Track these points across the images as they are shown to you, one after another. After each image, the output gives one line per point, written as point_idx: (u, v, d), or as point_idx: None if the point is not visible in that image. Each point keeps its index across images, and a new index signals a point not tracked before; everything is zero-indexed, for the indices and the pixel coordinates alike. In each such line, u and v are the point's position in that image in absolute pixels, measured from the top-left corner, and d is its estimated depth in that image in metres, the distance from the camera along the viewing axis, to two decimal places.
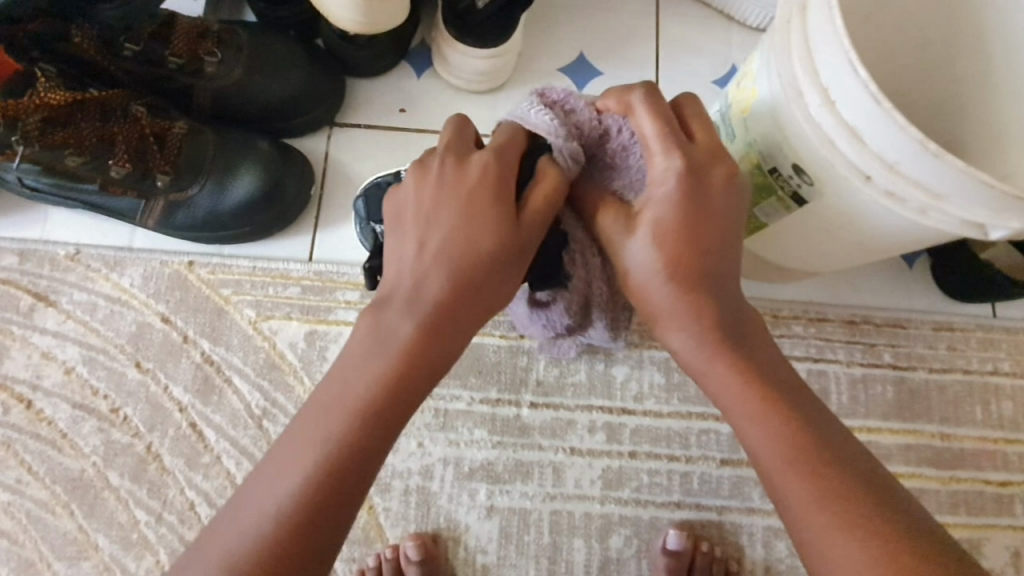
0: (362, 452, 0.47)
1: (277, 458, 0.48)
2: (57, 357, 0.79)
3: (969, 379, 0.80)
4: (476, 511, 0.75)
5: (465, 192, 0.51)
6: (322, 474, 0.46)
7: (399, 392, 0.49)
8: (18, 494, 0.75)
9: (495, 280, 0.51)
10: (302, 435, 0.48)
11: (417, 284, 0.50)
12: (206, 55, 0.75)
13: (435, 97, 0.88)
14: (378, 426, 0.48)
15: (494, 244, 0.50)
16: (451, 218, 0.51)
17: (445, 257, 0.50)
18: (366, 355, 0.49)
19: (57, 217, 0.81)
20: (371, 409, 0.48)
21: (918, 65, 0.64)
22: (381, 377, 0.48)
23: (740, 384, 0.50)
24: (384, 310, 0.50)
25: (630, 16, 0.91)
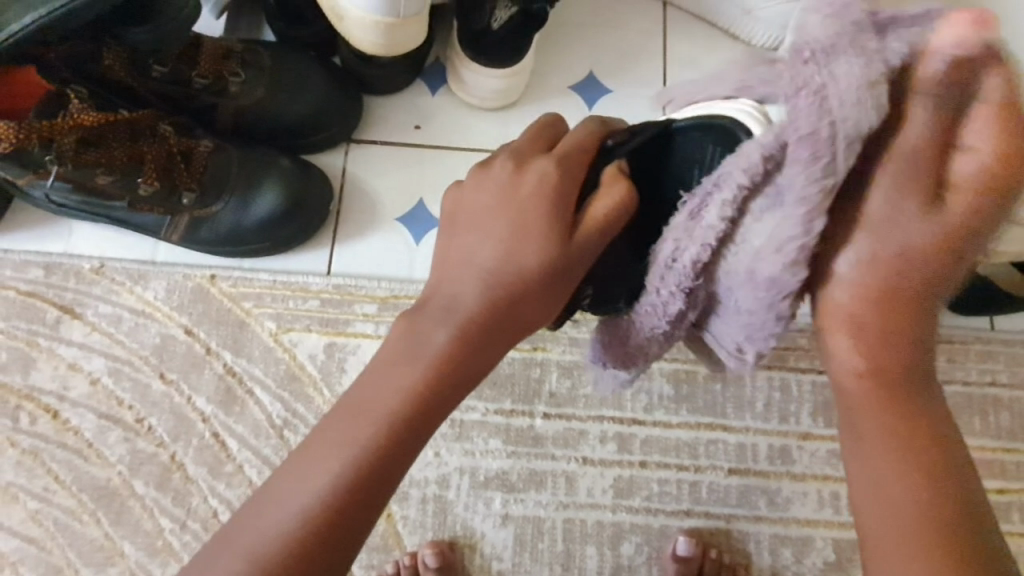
0: (384, 471, 0.43)
1: (300, 461, 0.44)
2: (83, 368, 0.81)
3: (968, 390, 0.83)
4: (491, 519, 0.78)
5: (518, 199, 0.48)
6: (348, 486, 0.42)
7: (429, 408, 0.45)
8: (47, 501, 0.77)
9: (538, 294, 0.47)
10: (328, 440, 0.44)
11: (455, 294, 0.47)
12: (230, 75, 0.78)
13: (448, 114, 0.90)
14: (407, 440, 0.44)
15: (539, 254, 0.46)
16: (497, 226, 0.48)
17: (485, 265, 0.47)
18: (396, 363, 0.45)
19: (81, 231, 0.84)
20: (401, 422, 0.44)
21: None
22: (415, 387, 0.44)
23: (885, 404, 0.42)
24: (422, 314, 0.47)
25: (638, 35, 0.93)
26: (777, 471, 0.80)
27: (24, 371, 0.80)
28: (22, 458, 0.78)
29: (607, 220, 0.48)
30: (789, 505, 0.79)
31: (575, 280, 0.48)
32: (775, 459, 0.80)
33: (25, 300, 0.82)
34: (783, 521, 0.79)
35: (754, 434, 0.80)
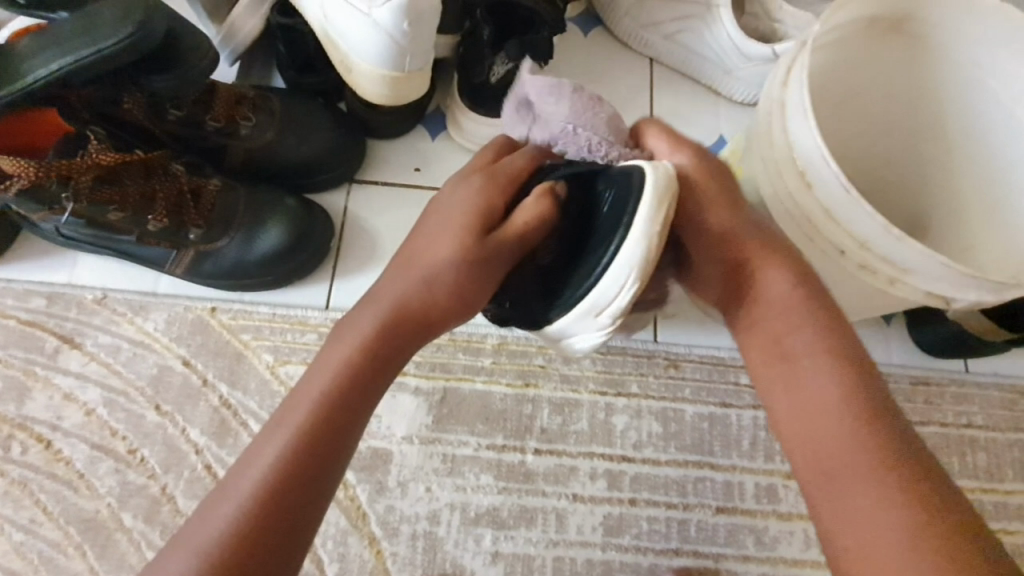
0: (336, 433, 0.53)
1: (262, 436, 0.53)
2: (78, 399, 0.81)
3: (945, 431, 0.86)
4: (481, 557, 0.77)
5: (444, 216, 0.61)
6: (299, 447, 0.51)
7: (367, 380, 0.55)
8: (31, 533, 0.76)
9: (457, 289, 0.58)
10: (287, 410, 0.53)
11: (386, 291, 0.59)
12: (242, 119, 0.82)
13: (447, 158, 0.95)
14: (350, 403, 0.54)
15: (460, 255, 0.58)
16: (428, 238, 0.61)
17: (409, 269, 0.59)
18: (340, 344, 0.56)
19: (86, 263, 0.86)
20: (343, 392, 0.54)
21: (866, 136, 0.77)
22: (352, 362, 0.55)
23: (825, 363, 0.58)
24: (363, 309, 0.59)
25: (627, 89, 1.00)
26: (764, 510, 0.81)
27: (18, 401, 0.81)
28: (9, 488, 0.78)
29: (524, 231, 0.59)
30: (776, 543, 0.80)
31: (491, 274, 0.59)
32: (761, 497, 0.81)
33: (25, 329, 0.83)
34: (771, 561, 0.79)
35: (740, 472, 0.82)
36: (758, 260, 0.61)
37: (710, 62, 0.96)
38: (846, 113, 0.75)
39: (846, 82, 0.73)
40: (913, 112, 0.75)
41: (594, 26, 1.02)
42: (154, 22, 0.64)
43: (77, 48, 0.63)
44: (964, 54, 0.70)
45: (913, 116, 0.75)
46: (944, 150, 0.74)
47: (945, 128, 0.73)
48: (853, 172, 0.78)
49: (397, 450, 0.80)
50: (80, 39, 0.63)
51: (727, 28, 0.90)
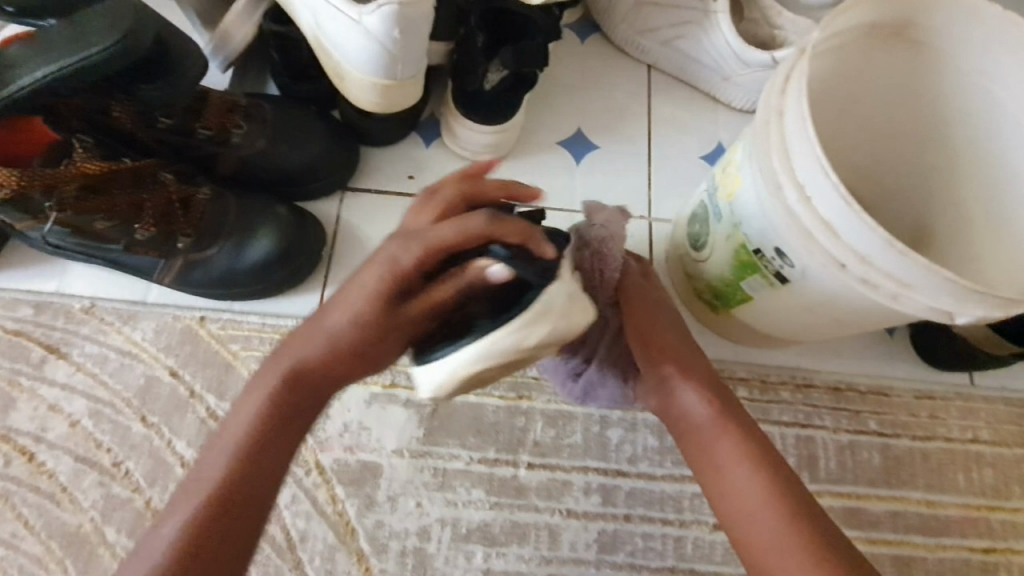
0: (252, 487, 0.55)
1: (192, 476, 0.56)
2: (64, 409, 0.80)
3: (950, 446, 0.83)
4: (472, 574, 0.76)
5: (371, 260, 0.57)
6: (214, 499, 0.54)
7: (286, 429, 0.57)
8: (12, 548, 0.75)
9: (374, 349, 0.57)
10: (211, 458, 0.56)
11: (307, 339, 0.58)
12: (233, 128, 0.81)
13: (441, 166, 0.94)
14: (265, 456, 0.56)
15: (368, 318, 0.55)
16: (353, 284, 0.57)
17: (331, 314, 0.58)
18: (262, 389, 0.57)
19: (74, 271, 0.85)
20: (257, 445, 0.56)
21: (866, 145, 0.77)
22: (268, 414, 0.57)
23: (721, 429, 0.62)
24: (287, 352, 0.59)
25: (625, 97, 0.98)
26: None
27: (3, 412, 0.79)
28: None
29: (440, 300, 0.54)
30: None
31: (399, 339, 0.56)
32: None
33: (12, 339, 0.82)
34: None
35: None
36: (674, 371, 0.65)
37: (708, 69, 0.95)
38: (847, 121, 0.74)
39: (846, 90, 0.71)
40: (915, 121, 0.73)
41: (592, 33, 1.01)
42: (142, 30, 0.63)
43: (63, 56, 0.62)
44: (965, 64, 0.68)
45: (915, 127, 0.74)
46: (950, 160, 0.73)
47: (947, 137, 0.72)
48: (854, 181, 0.79)
49: (387, 464, 0.79)
50: (67, 47, 0.62)
51: (724, 35, 0.89)
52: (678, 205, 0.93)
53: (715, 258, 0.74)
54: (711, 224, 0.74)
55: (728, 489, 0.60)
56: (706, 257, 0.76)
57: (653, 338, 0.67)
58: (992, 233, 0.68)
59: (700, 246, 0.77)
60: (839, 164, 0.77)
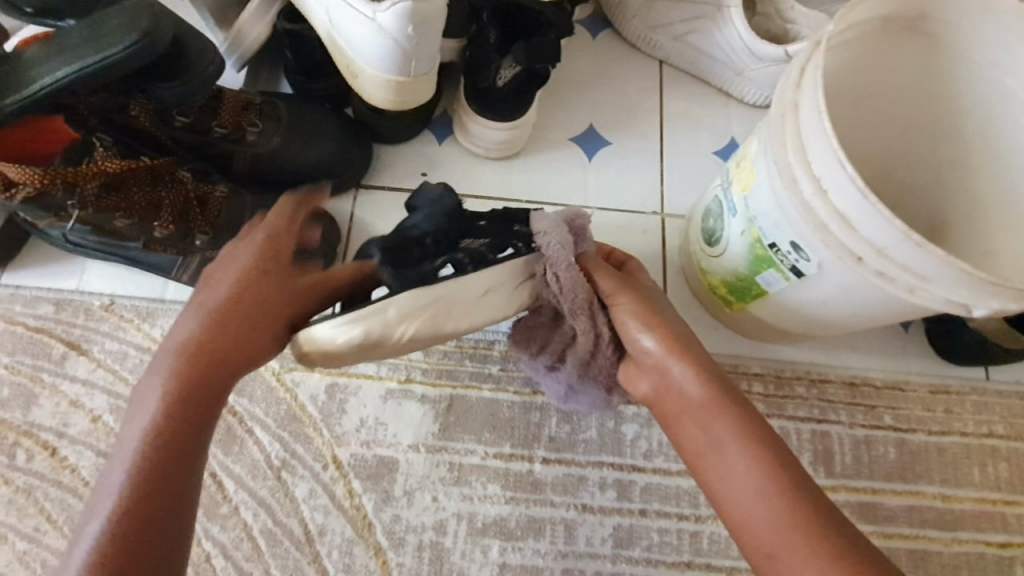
0: (175, 468, 0.50)
1: (109, 471, 0.51)
2: (85, 405, 0.81)
3: (966, 441, 0.83)
4: (488, 568, 0.76)
5: (238, 260, 0.61)
6: (138, 485, 0.49)
7: (197, 410, 0.53)
8: (36, 542, 0.76)
9: (256, 336, 0.57)
10: (123, 449, 0.51)
11: (184, 332, 0.56)
12: (248, 126, 0.82)
13: (454, 163, 0.94)
14: (179, 438, 0.51)
15: (246, 304, 0.58)
16: (223, 280, 0.59)
17: (212, 306, 0.57)
18: (157, 380, 0.53)
19: (93, 269, 0.86)
20: (169, 428, 0.51)
21: (878, 139, 0.76)
22: (173, 397, 0.52)
23: (715, 406, 0.59)
24: (167, 347, 0.55)
25: (636, 92, 0.98)
26: None
27: (25, 408, 0.81)
28: (14, 496, 0.77)
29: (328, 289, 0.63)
30: None
31: (277, 327, 0.59)
32: None
33: (33, 336, 0.83)
34: None
35: None
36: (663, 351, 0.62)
37: (721, 63, 0.95)
38: (859, 115, 0.74)
39: (860, 83, 0.71)
40: (929, 112, 0.73)
41: (603, 29, 1.01)
42: (159, 29, 0.64)
43: (83, 56, 0.63)
44: (980, 55, 0.67)
45: (929, 118, 0.73)
46: (965, 152, 0.72)
47: (962, 129, 0.72)
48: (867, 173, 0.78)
49: (403, 459, 0.79)
50: (86, 48, 0.63)
51: (738, 30, 0.89)
52: (691, 200, 0.93)
53: (729, 253, 0.74)
54: (726, 218, 0.74)
55: (722, 471, 0.58)
56: (720, 251, 0.76)
57: (629, 326, 0.64)
58: (1010, 225, 0.68)
59: (714, 241, 0.77)
60: (854, 157, 0.76)
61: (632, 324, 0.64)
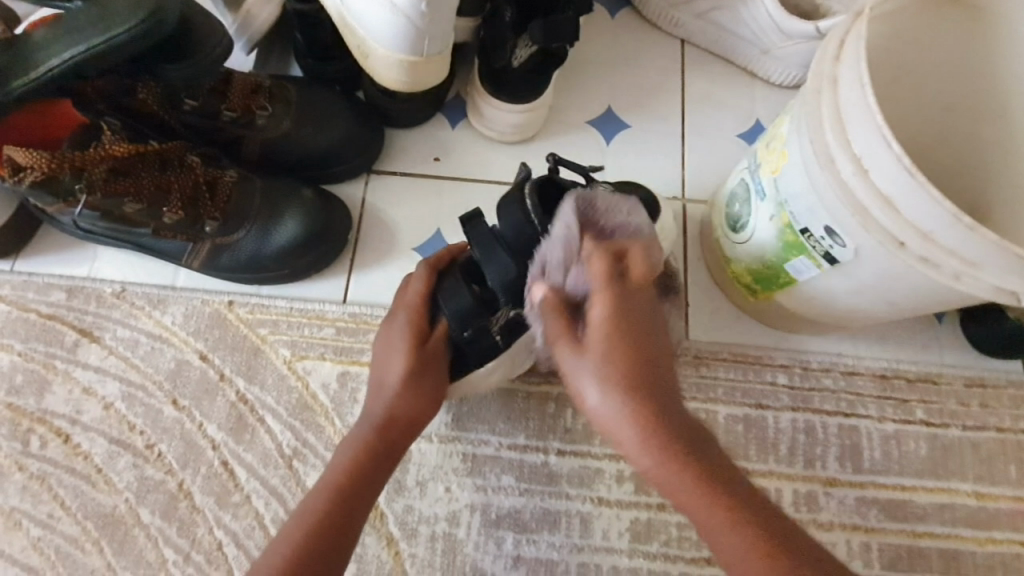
0: (335, 532, 0.60)
1: (289, 526, 0.60)
2: (97, 392, 0.81)
3: (1002, 437, 0.79)
4: (503, 561, 0.75)
5: (392, 330, 0.68)
6: (306, 542, 0.59)
7: (367, 479, 0.64)
8: (50, 529, 0.76)
9: (412, 407, 0.66)
10: (306, 508, 0.62)
11: (371, 404, 0.67)
12: (258, 109, 0.80)
13: (468, 147, 0.91)
14: (347, 503, 0.62)
15: (404, 381, 0.65)
16: (389, 354, 0.67)
17: (388, 385, 0.66)
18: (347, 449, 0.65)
19: (105, 256, 0.85)
20: (341, 495, 0.62)
21: (918, 120, 0.71)
22: (347, 467, 0.63)
23: (695, 486, 0.52)
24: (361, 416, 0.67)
25: (656, 73, 0.95)
26: (803, 518, 0.76)
27: (38, 394, 0.80)
28: (29, 483, 0.78)
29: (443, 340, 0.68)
30: None
31: (428, 394, 0.67)
32: (801, 505, 0.77)
33: (46, 323, 0.83)
34: None
35: (777, 479, 0.77)
36: (636, 424, 0.51)
37: (746, 41, 0.91)
38: (898, 93, 0.68)
39: (898, 59, 0.66)
40: (974, 90, 0.68)
41: (622, 7, 0.97)
42: (167, 7, 0.62)
43: (90, 37, 0.61)
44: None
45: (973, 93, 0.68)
46: (1012, 130, 0.66)
47: (1011, 104, 0.66)
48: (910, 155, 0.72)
49: (415, 449, 0.78)
50: (93, 28, 0.61)
51: (766, 7, 0.84)
52: (715, 185, 0.90)
53: (757, 240, 0.70)
54: (753, 203, 0.70)
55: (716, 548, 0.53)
56: (745, 238, 0.72)
57: (593, 384, 0.52)
58: None
59: (740, 228, 0.73)
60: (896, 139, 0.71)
61: (595, 380, 0.52)
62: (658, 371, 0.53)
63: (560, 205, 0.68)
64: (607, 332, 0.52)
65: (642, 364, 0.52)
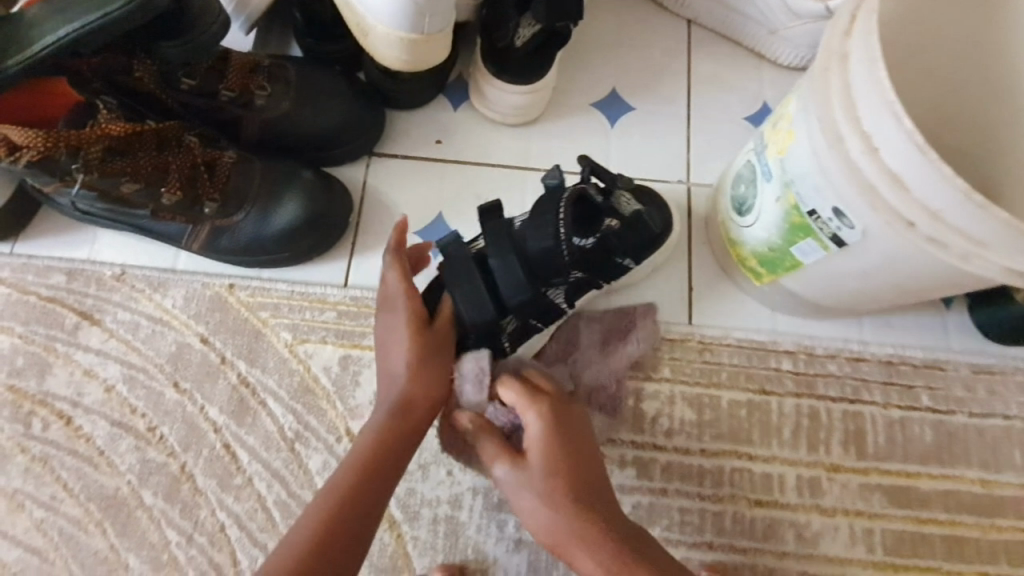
0: (360, 514, 0.59)
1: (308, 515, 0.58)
2: (99, 375, 0.80)
3: (1008, 424, 0.79)
4: (504, 544, 0.75)
5: (392, 315, 0.66)
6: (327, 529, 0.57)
7: (389, 459, 0.62)
8: (52, 510, 0.76)
9: (429, 384, 0.65)
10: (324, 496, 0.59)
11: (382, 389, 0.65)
12: (256, 89, 0.78)
13: (470, 130, 0.90)
14: (370, 484, 0.60)
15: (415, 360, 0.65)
16: (393, 339, 0.66)
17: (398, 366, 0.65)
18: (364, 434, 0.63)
19: (104, 239, 0.84)
20: (364, 477, 0.61)
21: (934, 101, 0.67)
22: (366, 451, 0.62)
23: None
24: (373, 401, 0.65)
25: (662, 55, 0.93)
26: (806, 503, 0.76)
27: (40, 377, 0.80)
28: (31, 465, 0.78)
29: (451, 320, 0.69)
30: (818, 540, 0.75)
31: (440, 370, 0.66)
32: (804, 490, 0.76)
33: (46, 306, 0.82)
34: (813, 557, 0.75)
35: (780, 464, 0.77)
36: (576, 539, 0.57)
37: (754, 21, 0.89)
38: (912, 71, 0.65)
39: (913, 35, 0.63)
40: (989, 69, 0.65)
41: None
42: None
43: (85, 13, 0.60)
44: None
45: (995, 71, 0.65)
46: None
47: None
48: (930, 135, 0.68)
49: None
50: (89, 4, 0.60)
51: None
52: (721, 169, 0.88)
53: (763, 222, 0.69)
54: (759, 184, 0.69)
55: None
56: (750, 221, 0.71)
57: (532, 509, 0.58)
58: None
59: (745, 210, 0.72)
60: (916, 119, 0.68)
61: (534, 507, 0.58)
62: (588, 474, 0.60)
63: (587, 213, 0.70)
64: (542, 455, 0.59)
65: (573, 481, 0.59)
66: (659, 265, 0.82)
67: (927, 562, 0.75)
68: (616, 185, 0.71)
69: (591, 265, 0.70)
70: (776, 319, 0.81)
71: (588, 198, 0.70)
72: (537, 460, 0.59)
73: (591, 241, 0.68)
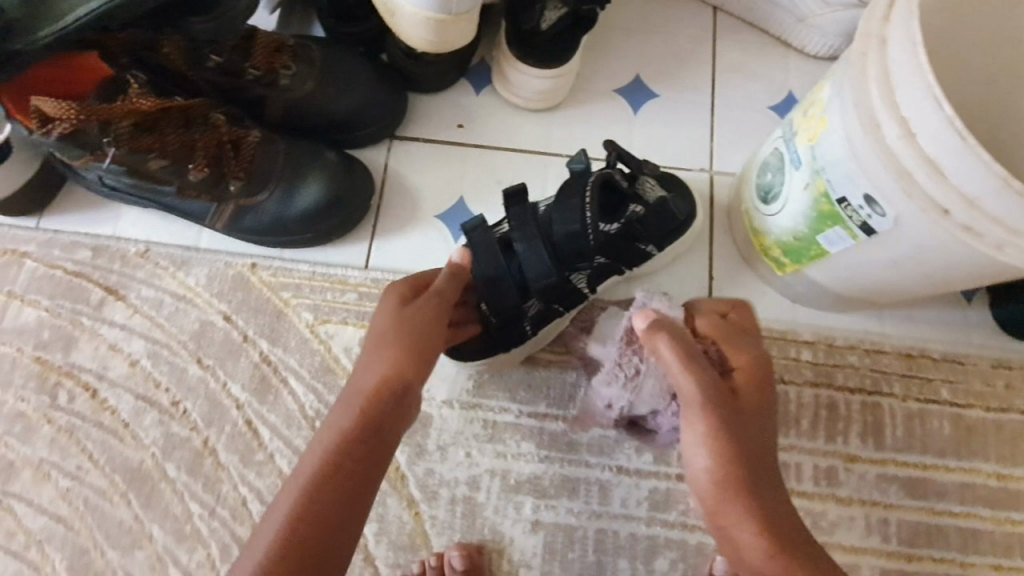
0: (316, 513, 0.52)
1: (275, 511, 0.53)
2: (123, 350, 0.82)
3: None
4: (521, 525, 0.76)
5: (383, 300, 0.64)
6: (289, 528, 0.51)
7: (353, 455, 0.54)
8: (78, 481, 0.78)
9: (403, 367, 0.58)
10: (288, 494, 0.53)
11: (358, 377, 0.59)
12: (282, 68, 0.78)
13: (493, 114, 0.90)
14: (332, 481, 0.53)
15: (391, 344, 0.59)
16: (377, 325, 0.62)
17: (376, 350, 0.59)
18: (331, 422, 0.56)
19: (129, 216, 0.85)
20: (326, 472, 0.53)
21: (966, 91, 0.66)
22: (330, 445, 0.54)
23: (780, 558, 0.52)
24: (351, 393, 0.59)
25: (688, 41, 0.92)
26: (821, 493, 0.76)
27: (66, 350, 0.81)
28: (57, 436, 0.79)
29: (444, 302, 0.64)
30: (834, 529, 0.75)
31: (415, 353, 0.59)
32: (820, 479, 0.77)
33: (72, 281, 0.83)
34: (828, 545, 0.75)
35: (797, 453, 0.77)
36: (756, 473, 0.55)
37: (783, 8, 0.87)
38: (947, 62, 0.64)
39: (951, 26, 0.61)
40: None
41: None
42: None
43: None
44: None
45: None
46: None
47: None
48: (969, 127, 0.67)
49: (436, 415, 0.78)
50: None
51: None
52: (744, 158, 0.88)
53: (789, 210, 0.69)
54: (787, 172, 0.69)
55: None
56: (776, 210, 0.71)
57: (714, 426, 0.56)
58: None
59: (770, 198, 0.72)
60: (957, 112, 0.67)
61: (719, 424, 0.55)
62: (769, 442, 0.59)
63: (611, 199, 0.71)
64: (752, 390, 0.60)
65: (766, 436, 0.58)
66: (681, 254, 0.82)
67: (942, 554, 0.75)
68: (640, 172, 0.71)
69: (614, 251, 0.71)
70: (798, 310, 0.81)
71: (614, 184, 0.70)
72: (751, 397, 0.60)
73: (614, 227, 0.69)
